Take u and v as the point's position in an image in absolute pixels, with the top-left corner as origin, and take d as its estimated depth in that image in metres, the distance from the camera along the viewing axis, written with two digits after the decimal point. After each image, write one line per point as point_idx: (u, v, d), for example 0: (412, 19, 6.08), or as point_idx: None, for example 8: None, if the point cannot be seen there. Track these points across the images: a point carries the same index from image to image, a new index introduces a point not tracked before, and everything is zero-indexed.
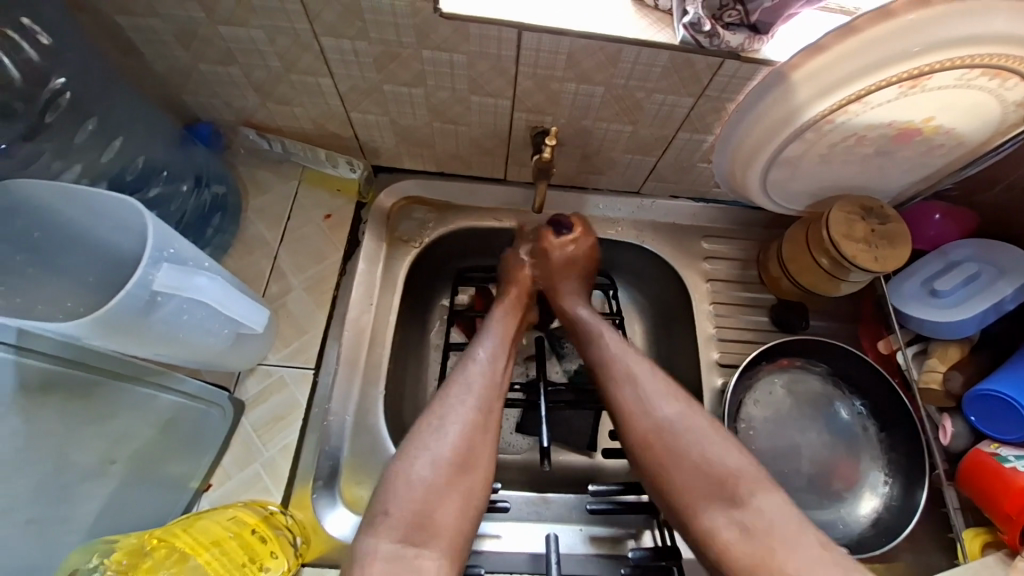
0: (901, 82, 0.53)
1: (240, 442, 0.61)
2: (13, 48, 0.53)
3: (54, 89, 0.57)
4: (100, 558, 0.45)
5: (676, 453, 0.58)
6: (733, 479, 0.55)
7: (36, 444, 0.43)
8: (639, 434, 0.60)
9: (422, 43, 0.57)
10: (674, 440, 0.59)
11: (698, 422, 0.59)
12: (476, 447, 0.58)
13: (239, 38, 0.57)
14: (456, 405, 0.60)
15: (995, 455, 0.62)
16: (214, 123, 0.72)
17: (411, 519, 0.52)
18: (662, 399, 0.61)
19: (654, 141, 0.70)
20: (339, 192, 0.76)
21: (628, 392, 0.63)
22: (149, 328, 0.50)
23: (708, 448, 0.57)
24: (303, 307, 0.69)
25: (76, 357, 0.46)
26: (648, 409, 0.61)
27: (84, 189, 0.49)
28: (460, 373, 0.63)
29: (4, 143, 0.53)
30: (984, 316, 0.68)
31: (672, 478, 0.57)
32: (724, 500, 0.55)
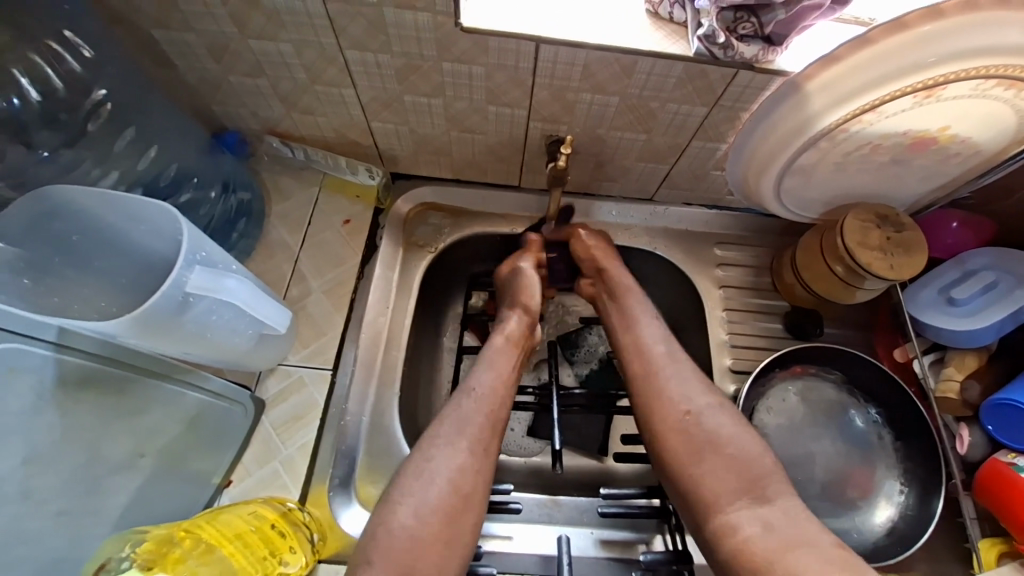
0: (916, 92, 0.53)
1: (261, 440, 0.63)
2: (56, 58, 0.58)
3: (95, 100, 0.63)
4: (131, 549, 0.46)
5: (706, 444, 0.59)
6: (762, 477, 0.56)
7: (70, 437, 0.45)
8: (674, 418, 0.61)
9: (442, 56, 0.59)
10: (709, 429, 0.60)
11: (729, 419, 0.61)
12: (465, 490, 0.57)
13: (267, 51, 0.60)
14: (445, 448, 0.59)
15: (1012, 465, 0.62)
16: (240, 132, 0.74)
17: (396, 568, 0.52)
18: (698, 391, 0.63)
19: (668, 149, 0.71)
20: (358, 199, 0.78)
21: (666, 383, 0.64)
22: (180, 328, 0.52)
23: (740, 444, 0.59)
24: (322, 309, 0.71)
25: (111, 354, 0.49)
26: (686, 396, 0.62)
27: (122, 195, 0.52)
28: (453, 415, 0.62)
29: (46, 149, 0.60)
30: (1001, 325, 0.68)
31: (698, 469, 0.58)
32: (751, 495, 0.55)
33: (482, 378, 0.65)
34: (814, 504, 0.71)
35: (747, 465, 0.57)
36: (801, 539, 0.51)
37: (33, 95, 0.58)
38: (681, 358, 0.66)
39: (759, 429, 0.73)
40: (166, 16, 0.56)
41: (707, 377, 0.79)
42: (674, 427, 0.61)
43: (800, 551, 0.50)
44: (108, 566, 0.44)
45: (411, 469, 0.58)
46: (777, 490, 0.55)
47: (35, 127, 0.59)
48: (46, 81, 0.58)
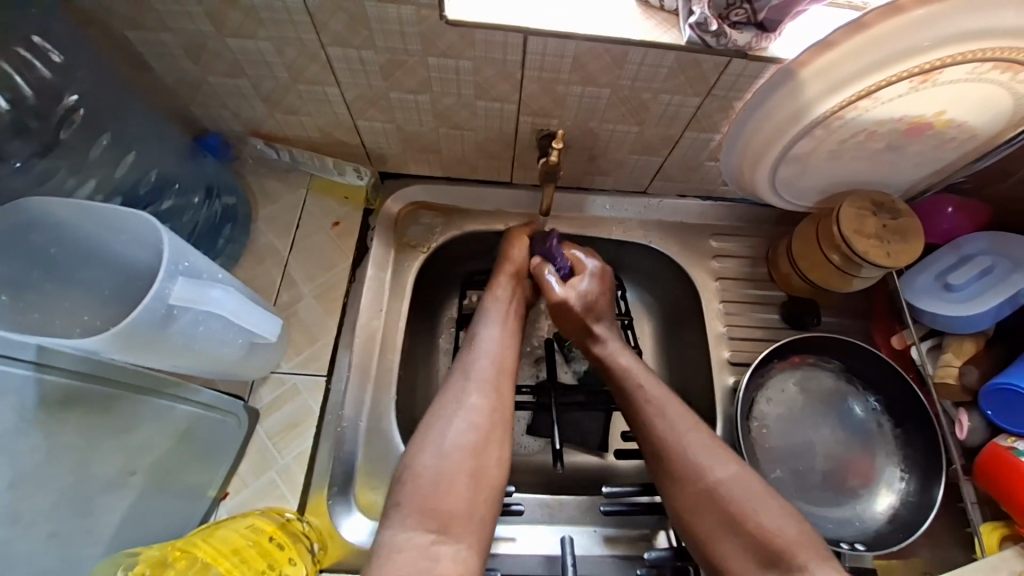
0: (911, 77, 0.52)
1: (256, 450, 0.61)
2: (25, 66, 0.55)
3: (67, 106, 0.60)
4: (124, 571, 0.46)
5: (730, 521, 0.57)
6: (788, 547, 0.55)
7: (56, 459, 0.44)
8: (691, 497, 0.60)
9: (427, 50, 0.57)
10: (728, 505, 0.58)
11: (750, 485, 0.59)
12: (483, 431, 0.59)
13: (247, 50, 0.58)
14: (460, 397, 0.61)
15: (1012, 449, 0.62)
16: (222, 134, 0.72)
17: (426, 509, 0.54)
18: (716, 462, 0.60)
19: (661, 141, 0.70)
20: (347, 200, 0.76)
21: (682, 454, 0.61)
22: (167, 340, 0.51)
23: (761, 513, 0.57)
24: (314, 315, 0.69)
25: (93, 371, 0.47)
26: (700, 473, 0.60)
27: (99, 205, 0.50)
28: (462, 366, 0.64)
29: (19, 160, 0.56)
30: (998, 310, 0.68)
31: (722, 548, 0.57)
32: (777, 569, 0.55)
33: (487, 335, 0.67)
34: (815, 494, 0.71)
35: (770, 539, 0.55)
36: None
37: (2, 104, 0.53)
38: (690, 427, 0.63)
39: (759, 420, 0.73)
40: (139, 16, 0.54)
41: (706, 370, 0.79)
42: (692, 507, 0.59)
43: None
44: None
45: (430, 419, 0.60)
46: (806, 560, 0.54)
47: (5, 138, 0.54)
48: (15, 87, 0.55)
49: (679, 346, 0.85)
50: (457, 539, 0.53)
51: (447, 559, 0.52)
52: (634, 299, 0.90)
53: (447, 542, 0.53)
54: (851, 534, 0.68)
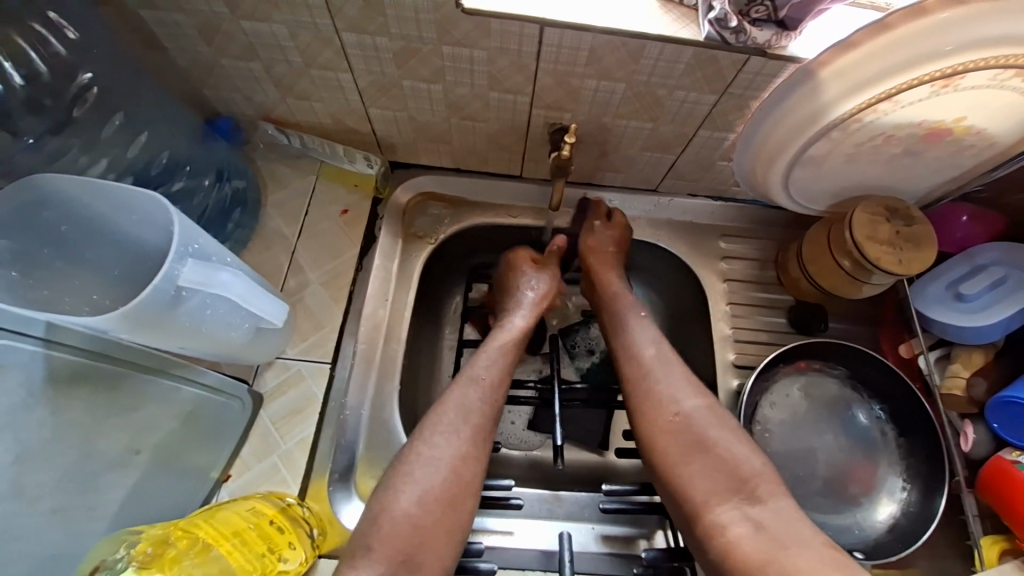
0: (933, 81, 0.51)
1: (259, 434, 0.62)
2: (40, 41, 0.55)
3: (81, 84, 0.60)
4: (126, 550, 0.45)
5: (697, 444, 0.58)
6: (753, 477, 0.55)
7: (63, 435, 0.44)
8: (662, 420, 0.61)
9: (442, 39, 0.56)
10: (699, 428, 0.59)
11: (719, 417, 0.60)
12: (464, 476, 0.57)
13: (261, 33, 0.57)
14: (445, 436, 0.58)
15: (1017, 463, 0.61)
16: (234, 118, 0.71)
17: (397, 553, 0.52)
18: (687, 392, 0.62)
19: (674, 138, 0.70)
20: (356, 188, 0.76)
21: (654, 385, 0.63)
22: (173, 322, 0.50)
23: (727, 441, 0.58)
24: (320, 302, 0.69)
25: (103, 350, 0.47)
26: (674, 397, 0.61)
27: (106, 183, 0.49)
28: (456, 400, 0.61)
29: (32, 135, 0.56)
30: (1009, 322, 0.67)
31: (686, 476, 0.57)
32: (740, 495, 0.54)
33: (485, 364, 0.64)
34: (816, 499, 0.70)
35: (736, 464, 0.56)
36: (787, 535, 0.51)
37: (17, 80, 0.54)
38: (673, 359, 0.65)
39: (763, 424, 0.73)
40: None
41: (711, 371, 0.78)
42: (660, 427, 0.60)
43: (790, 549, 0.50)
44: (103, 567, 0.44)
45: (412, 456, 0.57)
46: (768, 491, 0.54)
47: (19, 113, 0.55)
48: (30, 64, 0.55)
49: (684, 347, 0.85)
50: None
51: None
52: (640, 298, 0.89)
53: None
54: (851, 542, 0.67)
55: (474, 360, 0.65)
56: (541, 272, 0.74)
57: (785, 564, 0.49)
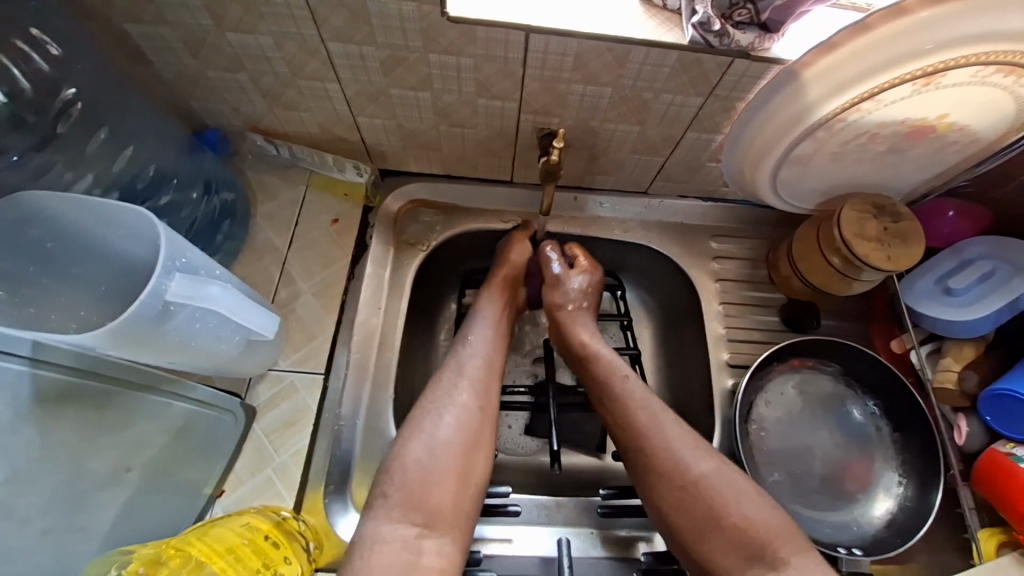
0: (915, 80, 0.52)
1: (252, 447, 0.61)
2: (23, 58, 0.56)
3: (65, 99, 0.60)
4: (116, 570, 0.45)
5: (712, 513, 0.55)
6: (773, 539, 0.53)
7: (51, 455, 0.43)
8: (672, 490, 0.58)
9: (428, 47, 0.57)
10: (713, 496, 0.56)
11: (731, 478, 0.57)
12: (475, 427, 0.58)
13: (247, 45, 0.57)
14: (451, 393, 0.60)
15: (1011, 454, 0.62)
16: (222, 129, 0.71)
17: (413, 502, 0.52)
18: (695, 455, 0.59)
19: (662, 141, 0.70)
20: (346, 197, 0.76)
21: (662, 451, 0.59)
22: (162, 336, 0.50)
23: (742, 503, 0.55)
24: (312, 312, 0.69)
25: (89, 367, 0.45)
26: (682, 464, 0.58)
27: (95, 200, 0.49)
28: (456, 360, 0.64)
29: (16, 152, 0.56)
30: (998, 315, 0.67)
31: (705, 545, 0.55)
32: (762, 561, 0.52)
33: (479, 334, 0.67)
34: (813, 497, 0.70)
35: (755, 533, 0.53)
36: None
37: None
38: (670, 416, 0.62)
39: (758, 423, 0.73)
40: (137, 8, 0.53)
41: (706, 371, 0.78)
42: (668, 500, 0.58)
43: None
44: None
45: (420, 413, 0.59)
46: (789, 552, 0.52)
47: (3, 130, 0.55)
48: (13, 81, 0.55)
49: (679, 348, 0.85)
50: (441, 535, 0.51)
51: (431, 554, 0.50)
52: (634, 300, 0.89)
53: (432, 537, 0.51)
54: (849, 538, 0.67)
55: (462, 358, 0.64)
56: (516, 249, 0.77)
57: None
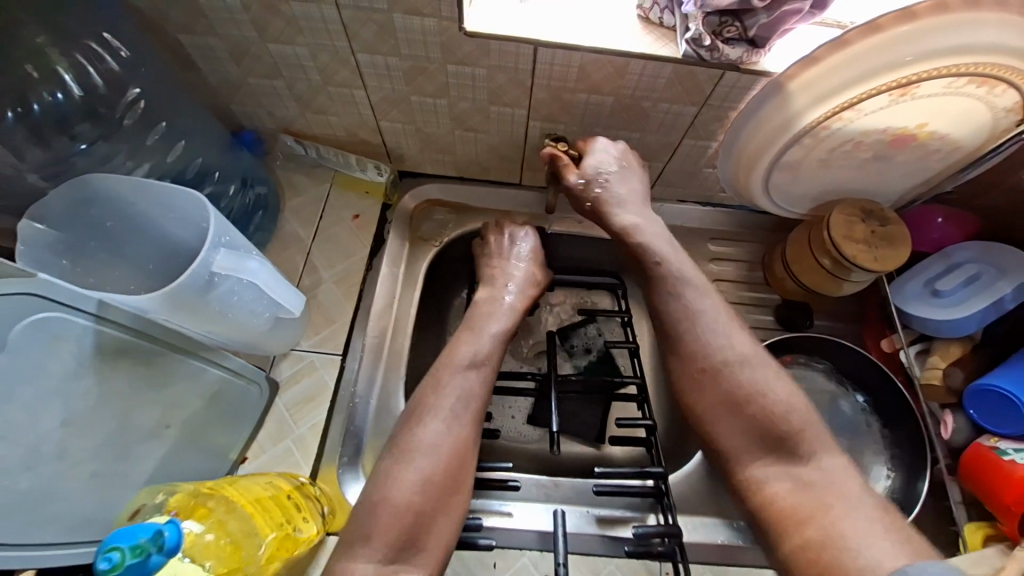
0: (891, 91, 0.57)
1: (275, 420, 0.67)
2: (97, 59, 0.63)
3: (130, 98, 0.67)
4: (164, 497, 0.50)
5: (738, 398, 0.57)
6: (798, 432, 0.55)
7: (106, 404, 0.47)
8: (697, 372, 0.60)
9: (447, 58, 0.63)
10: (742, 380, 0.58)
11: (762, 362, 0.59)
12: (464, 461, 0.59)
13: (286, 55, 0.64)
14: (446, 422, 0.60)
15: (995, 449, 0.64)
16: (257, 131, 0.79)
17: (395, 541, 0.52)
18: (730, 333, 0.61)
19: (661, 147, 0.75)
20: (367, 194, 0.83)
21: (693, 331, 0.61)
22: (206, 306, 0.55)
23: (774, 391, 0.57)
24: (333, 298, 0.75)
25: (143, 327, 0.50)
26: (714, 347, 0.60)
27: (151, 182, 0.54)
28: (455, 384, 0.63)
29: (87, 142, 0.65)
30: (983, 315, 0.70)
31: (723, 427, 0.58)
32: (780, 452, 0.54)
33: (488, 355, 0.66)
34: None
35: (778, 419, 0.55)
36: (836, 498, 0.50)
37: (75, 91, 0.63)
38: (707, 309, 0.62)
39: None
40: (192, 21, 0.61)
41: None
42: (694, 382, 0.60)
43: (833, 508, 0.49)
44: (144, 511, 0.49)
45: (410, 441, 0.58)
46: (811, 446, 0.54)
47: (76, 119, 0.64)
48: (87, 77, 0.63)
49: None
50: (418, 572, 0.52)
51: None
52: (634, 298, 0.94)
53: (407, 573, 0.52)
54: None
55: (449, 389, 0.62)
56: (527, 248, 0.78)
57: (826, 524, 0.48)
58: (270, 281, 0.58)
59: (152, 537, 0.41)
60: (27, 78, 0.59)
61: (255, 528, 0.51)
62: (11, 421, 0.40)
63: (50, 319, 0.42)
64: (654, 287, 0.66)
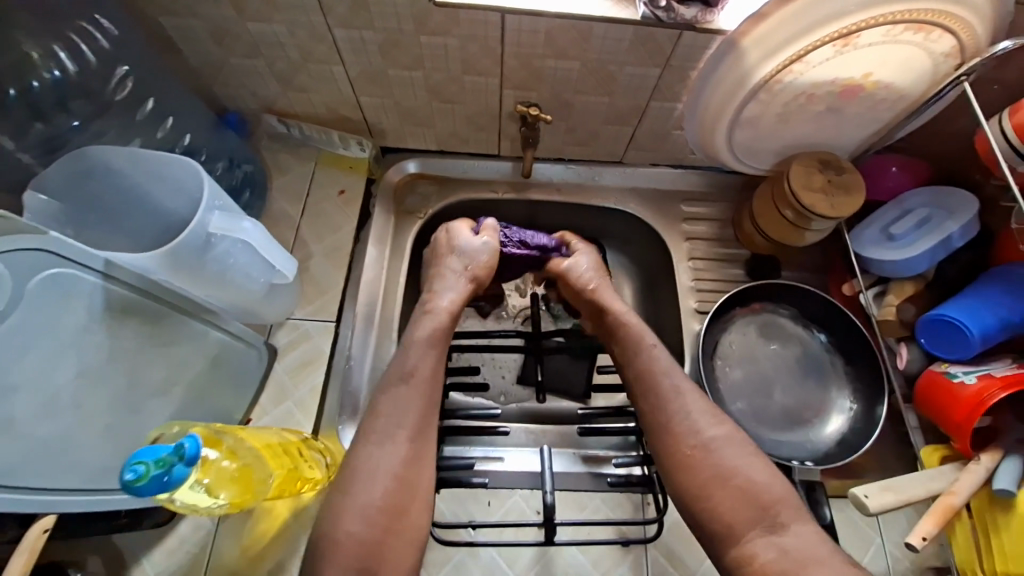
0: (834, 41, 0.61)
1: (274, 383, 0.71)
2: (88, 38, 0.67)
3: (119, 75, 0.70)
4: (179, 428, 0.51)
5: (721, 474, 0.57)
6: (775, 504, 0.55)
7: (116, 359, 0.51)
8: (682, 453, 0.59)
9: (419, 30, 0.66)
10: (719, 461, 0.58)
11: (742, 442, 0.59)
12: (411, 482, 0.56)
13: (264, 33, 0.67)
14: (382, 445, 0.56)
15: (945, 373, 0.69)
16: (240, 112, 0.81)
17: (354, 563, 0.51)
18: (708, 419, 0.61)
19: (630, 110, 0.79)
20: (351, 170, 0.85)
21: (677, 407, 0.62)
22: (205, 267, 0.59)
23: (751, 470, 0.57)
24: (323, 270, 0.79)
25: (149, 289, 0.53)
26: (694, 428, 0.60)
27: (148, 152, 0.57)
28: (389, 402, 0.59)
29: (80, 118, 0.68)
30: (933, 253, 0.75)
31: (712, 496, 0.56)
32: (764, 523, 0.54)
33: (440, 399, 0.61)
34: (773, 422, 0.79)
35: (761, 491, 0.56)
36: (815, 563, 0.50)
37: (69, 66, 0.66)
38: (690, 388, 0.63)
39: (723, 360, 0.82)
40: (171, 2, 0.63)
41: (677, 319, 0.87)
42: (678, 462, 0.59)
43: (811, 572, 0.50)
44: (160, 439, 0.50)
45: (348, 472, 0.55)
46: (789, 517, 0.54)
47: (71, 97, 0.67)
48: (82, 55, 0.67)
49: (656, 305, 0.93)
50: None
51: None
52: (614, 262, 0.98)
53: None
54: (802, 455, 0.76)
55: (388, 447, 0.56)
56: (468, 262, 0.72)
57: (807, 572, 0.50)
58: (262, 242, 0.62)
59: (173, 449, 0.44)
60: (24, 58, 0.62)
61: (264, 462, 0.55)
62: (28, 370, 0.43)
63: (61, 274, 0.45)
64: (633, 376, 0.66)
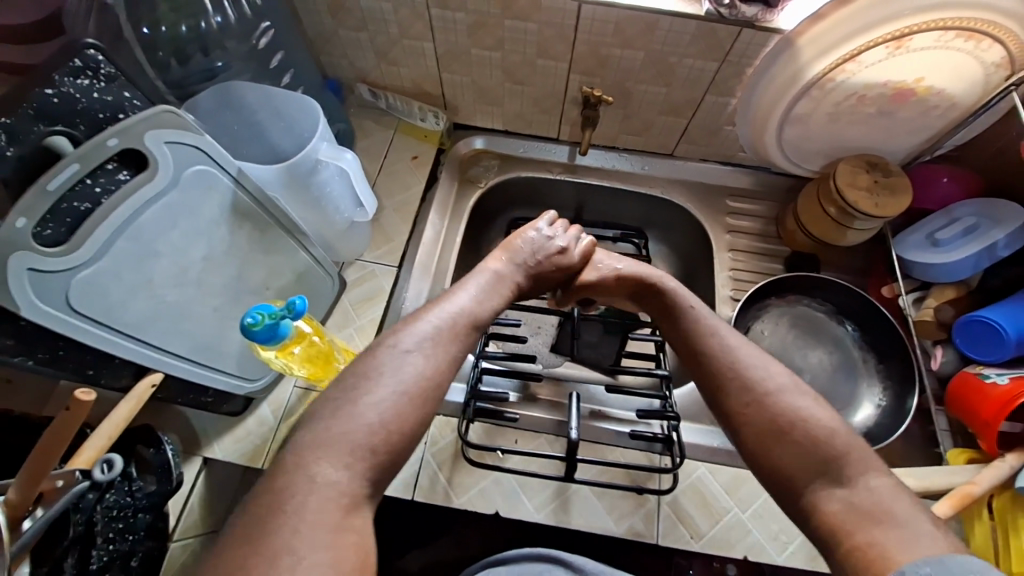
0: (887, 43, 0.65)
1: (341, 311, 0.80)
2: None
3: (262, 29, 0.79)
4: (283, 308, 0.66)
5: (785, 423, 0.52)
6: (840, 456, 0.49)
7: (232, 255, 0.62)
8: (742, 403, 0.54)
9: (506, 13, 0.76)
10: (784, 409, 0.53)
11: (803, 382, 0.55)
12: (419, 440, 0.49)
13: (373, 9, 0.79)
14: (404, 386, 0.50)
15: (978, 374, 0.70)
16: (339, 80, 0.94)
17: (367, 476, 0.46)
18: (767, 366, 0.56)
19: (685, 103, 0.85)
20: (425, 139, 0.95)
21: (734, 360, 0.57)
22: (311, 187, 0.72)
23: (814, 408, 0.53)
24: (391, 222, 0.88)
25: (263, 199, 0.64)
26: (754, 379, 0.55)
27: (275, 90, 0.71)
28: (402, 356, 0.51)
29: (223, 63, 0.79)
30: (977, 260, 0.76)
31: (776, 444, 0.51)
32: (828, 474, 0.49)
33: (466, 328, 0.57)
34: None
35: (824, 440, 0.50)
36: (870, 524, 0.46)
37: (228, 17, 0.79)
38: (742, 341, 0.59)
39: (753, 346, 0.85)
40: None
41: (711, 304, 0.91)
42: (736, 415, 0.54)
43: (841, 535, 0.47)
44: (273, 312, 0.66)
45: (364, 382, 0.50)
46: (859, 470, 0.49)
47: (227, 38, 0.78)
48: None
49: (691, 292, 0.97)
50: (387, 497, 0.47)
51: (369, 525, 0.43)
52: (655, 250, 1.03)
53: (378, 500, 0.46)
54: None
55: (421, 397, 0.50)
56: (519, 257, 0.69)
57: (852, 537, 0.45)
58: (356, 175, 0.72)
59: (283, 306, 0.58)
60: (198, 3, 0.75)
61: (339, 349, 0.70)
62: (172, 242, 0.55)
63: (204, 173, 0.57)
64: (690, 341, 0.61)
